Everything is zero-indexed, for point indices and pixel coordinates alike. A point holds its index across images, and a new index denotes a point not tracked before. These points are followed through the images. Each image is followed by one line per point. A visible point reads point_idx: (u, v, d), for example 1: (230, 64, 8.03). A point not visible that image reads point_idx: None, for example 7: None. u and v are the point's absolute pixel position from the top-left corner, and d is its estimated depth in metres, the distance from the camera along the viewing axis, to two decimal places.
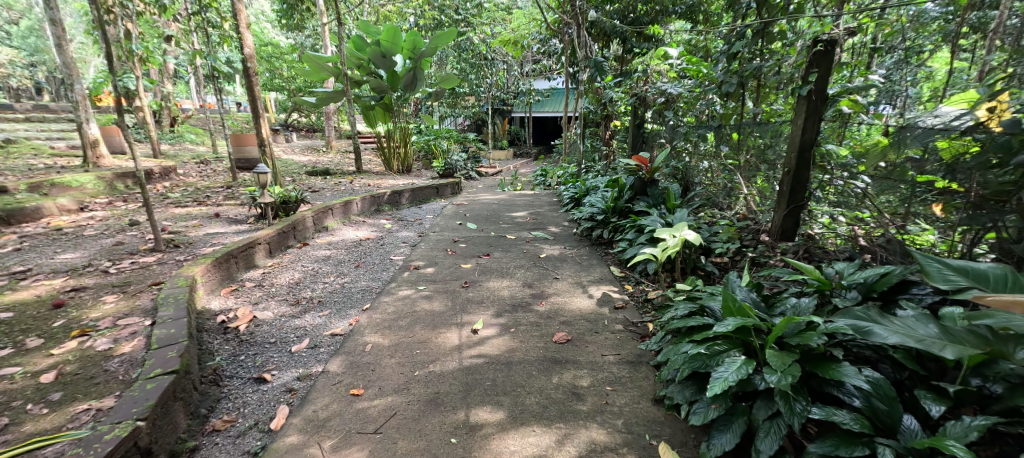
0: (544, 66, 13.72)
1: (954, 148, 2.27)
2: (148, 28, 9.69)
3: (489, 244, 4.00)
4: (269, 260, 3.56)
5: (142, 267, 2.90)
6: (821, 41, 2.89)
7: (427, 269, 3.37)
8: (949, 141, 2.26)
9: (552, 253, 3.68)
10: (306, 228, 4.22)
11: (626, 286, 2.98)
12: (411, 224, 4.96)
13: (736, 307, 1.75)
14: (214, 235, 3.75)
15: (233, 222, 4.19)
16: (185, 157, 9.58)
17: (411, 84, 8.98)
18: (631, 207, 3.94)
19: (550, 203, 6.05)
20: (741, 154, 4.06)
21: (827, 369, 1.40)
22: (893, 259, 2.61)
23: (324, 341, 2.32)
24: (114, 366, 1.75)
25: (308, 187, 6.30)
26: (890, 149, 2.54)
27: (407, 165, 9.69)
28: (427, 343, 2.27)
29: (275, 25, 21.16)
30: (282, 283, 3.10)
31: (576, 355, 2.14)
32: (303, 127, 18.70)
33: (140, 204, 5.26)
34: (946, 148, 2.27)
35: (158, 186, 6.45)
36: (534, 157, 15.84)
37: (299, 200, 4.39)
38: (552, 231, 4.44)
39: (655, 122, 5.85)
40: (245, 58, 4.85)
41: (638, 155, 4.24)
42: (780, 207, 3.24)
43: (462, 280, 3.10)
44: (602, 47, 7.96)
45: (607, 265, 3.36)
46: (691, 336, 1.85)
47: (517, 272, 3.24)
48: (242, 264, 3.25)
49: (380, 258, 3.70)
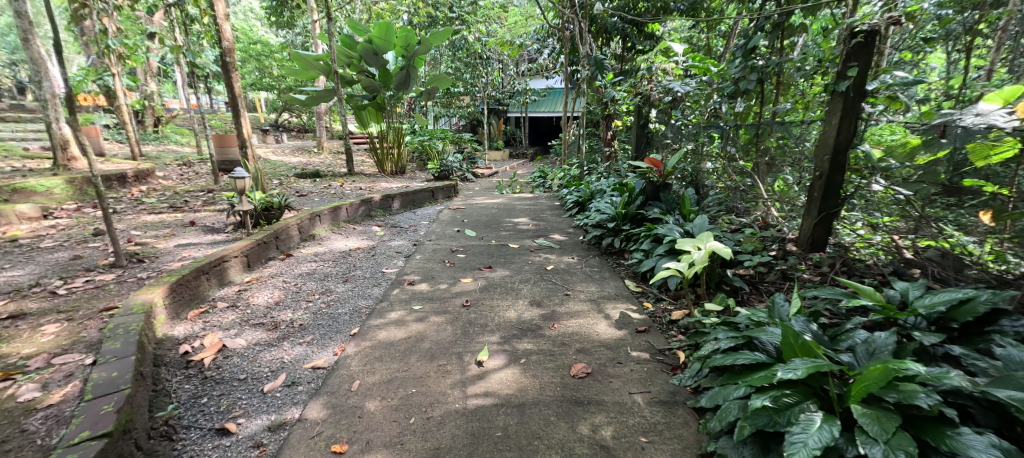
0: (541, 65, 13.44)
1: (984, 153, 2.10)
2: (128, 24, 9.28)
3: (490, 254, 3.68)
4: (247, 275, 3.24)
5: (96, 288, 2.57)
6: (861, 31, 2.59)
7: (422, 285, 3.04)
8: (979, 145, 2.10)
9: (558, 265, 3.37)
10: (291, 237, 3.89)
11: (645, 304, 2.67)
12: (404, 232, 4.64)
13: (801, 345, 1.45)
14: (186, 247, 3.41)
15: (210, 231, 3.84)
16: (168, 159, 9.19)
17: (404, 83, 8.55)
18: (644, 214, 3.63)
19: (551, 208, 5.76)
20: (758, 156, 3.76)
21: (943, 440, 1.13)
22: (945, 274, 2.35)
23: (303, 377, 1.99)
24: (35, 425, 1.43)
25: (295, 191, 5.95)
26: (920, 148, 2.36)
27: (400, 166, 9.35)
28: (424, 379, 1.94)
29: (264, 22, 20.68)
30: (259, 303, 2.77)
31: (599, 393, 1.83)
32: (293, 127, 18.26)
33: (112, 210, 4.90)
34: (975, 153, 2.12)
35: (134, 190, 6.08)
36: (530, 158, 15.56)
37: (283, 206, 4.04)
38: (557, 239, 4.14)
39: (660, 122, 5.57)
40: (223, 53, 4.46)
41: (650, 158, 3.93)
42: (810, 215, 2.95)
43: (462, 298, 2.77)
44: (602, 45, 7.66)
45: (621, 279, 3.06)
46: (741, 378, 1.54)
47: (522, 288, 2.92)
48: (215, 280, 2.94)
49: (371, 271, 3.37)
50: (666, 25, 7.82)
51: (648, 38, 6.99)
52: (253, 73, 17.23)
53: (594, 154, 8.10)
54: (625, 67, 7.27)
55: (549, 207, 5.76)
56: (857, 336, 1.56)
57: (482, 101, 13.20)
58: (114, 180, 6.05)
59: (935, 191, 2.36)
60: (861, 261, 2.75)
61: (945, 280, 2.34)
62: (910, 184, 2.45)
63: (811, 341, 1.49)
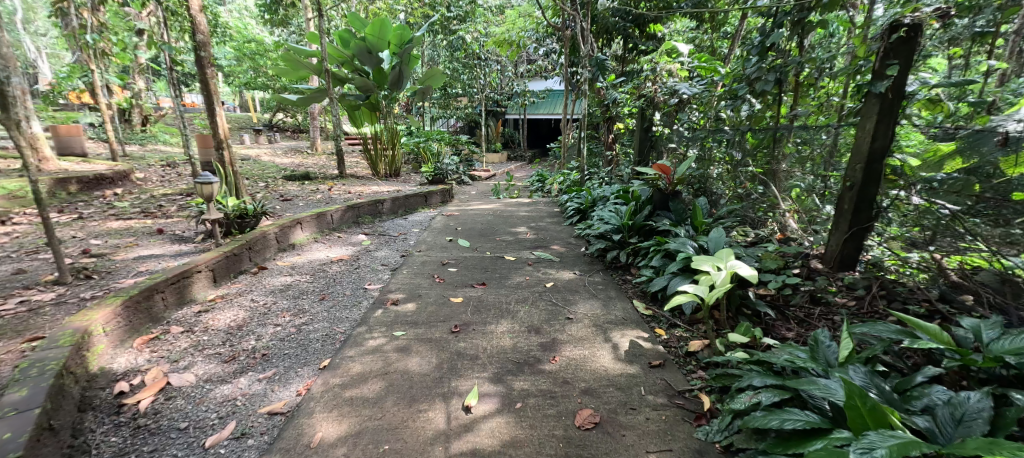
0: (540, 67, 13.15)
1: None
2: (113, 20, 8.95)
3: (483, 268, 3.37)
4: (213, 291, 2.91)
5: (29, 311, 2.25)
6: (903, 26, 2.28)
7: (406, 305, 2.72)
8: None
9: (559, 282, 3.05)
10: (266, 247, 3.55)
11: (658, 330, 2.36)
12: (393, 241, 4.32)
13: (871, 411, 1.15)
14: (146, 260, 3.09)
15: (178, 241, 3.53)
16: (153, 159, 8.85)
17: (398, 83, 8.29)
18: (653, 225, 3.32)
19: (551, 215, 5.45)
20: (775, 163, 3.42)
21: None
22: (1004, 302, 2.03)
23: (256, 426, 1.68)
24: None
25: (280, 195, 5.62)
26: (961, 153, 2.11)
27: (394, 168, 8.99)
28: (400, 430, 1.62)
29: (260, 22, 20.33)
30: (219, 327, 2.43)
31: (609, 451, 1.52)
32: (289, 128, 17.92)
33: (78, 216, 4.57)
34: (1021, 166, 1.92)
35: (108, 194, 5.73)
36: (528, 161, 15.23)
37: (259, 213, 3.71)
38: (556, 250, 3.83)
39: (665, 125, 5.16)
40: (197, 47, 4.11)
41: (658, 163, 3.59)
42: (839, 229, 2.64)
43: (450, 323, 2.46)
44: (604, 46, 7.37)
45: (629, 299, 2.75)
46: (790, 447, 1.24)
47: (519, 310, 2.60)
48: (174, 299, 2.62)
49: (352, 288, 3.05)
50: (669, 26, 7.56)
51: (650, 38, 6.72)
52: (247, 72, 16.94)
53: (596, 158, 7.80)
54: (627, 68, 6.98)
55: (548, 215, 5.44)
56: (935, 393, 1.27)
57: (481, 103, 12.93)
58: (88, 183, 5.73)
59: (969, 203, 2.11)
60: (899, 283, 2.44)
61: (1005, 308, 2.02)
62: (942, 192, 2.19)
63: (881, 403, 1.20)
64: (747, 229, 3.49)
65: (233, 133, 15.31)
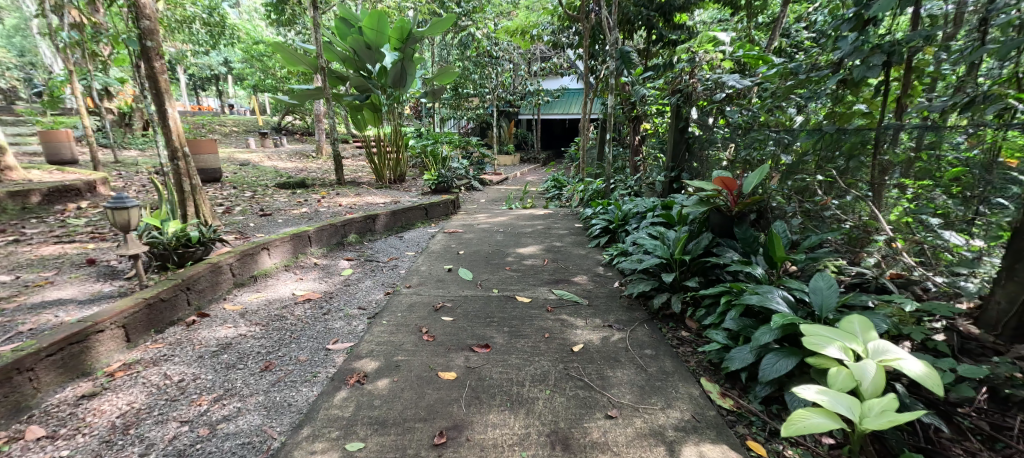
0: (554, 64, 12.38)
1: None
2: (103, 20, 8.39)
3: (487, 315, 2.57)
4: (124, 355, 2.15)
5: None
6: None
7: (376, 385, 1.91)
8: None
9: (590, 343, 2.21)
10: (214, 285, 2.78)
11: (753, 445, 1.55)
12: (381, 269, 3.53)
13: None
14: (42, 310, 2.34)
15: (105, 278, 2.78)
16: (144, 166, 8.28)
17: (401, 82, 7.54)
18: (715, 262, 2.47)
19: (571, 231, 4.61)
20: (875, 176, 2.39)
21: None
22: None
23: None
24: None
25: (259, 209, 4.89)
26: None
27: (399, 173, 8.26)
28: None
29: (268, 22, 19.95)
30: (96, 430, 1.66)
31: None
32: (297, 130, 17.35)
33: (17, 238, 3.88)
34: None
35: (69, 207, 5.05)
36: (543, 163, 14.44)
37: (210, 241, 2.94)
38: (582, 285, 3.00)
39: (702, 126, 4.21)
40: (142, 36, 3.33)
41: (722, 177, 2.69)
42: (1015, 280, 1.75)
43: (433, 424, 1.65)
44: (626, 38, 6.48)
45: (697, 379, 1.91)
46: None
47: (536, 399, 1.78)
48: (53, 376, 1.86)
49: (312, 348, 2.26)
50: (698, 15, 6.69)
51: (679, 28, 5.87)
52: (256, 74, 16.47)
53: (619, 163, 6.95)
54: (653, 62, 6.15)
55: (568, 232, 4.59)
56: None
57: (492, 103, 12.21)
58: (49, 196, 5.06)
59: None
60: None
61: None
62: None
63: None
64: (842, 262, 2.40)
65: (240, 136, 14.83)
